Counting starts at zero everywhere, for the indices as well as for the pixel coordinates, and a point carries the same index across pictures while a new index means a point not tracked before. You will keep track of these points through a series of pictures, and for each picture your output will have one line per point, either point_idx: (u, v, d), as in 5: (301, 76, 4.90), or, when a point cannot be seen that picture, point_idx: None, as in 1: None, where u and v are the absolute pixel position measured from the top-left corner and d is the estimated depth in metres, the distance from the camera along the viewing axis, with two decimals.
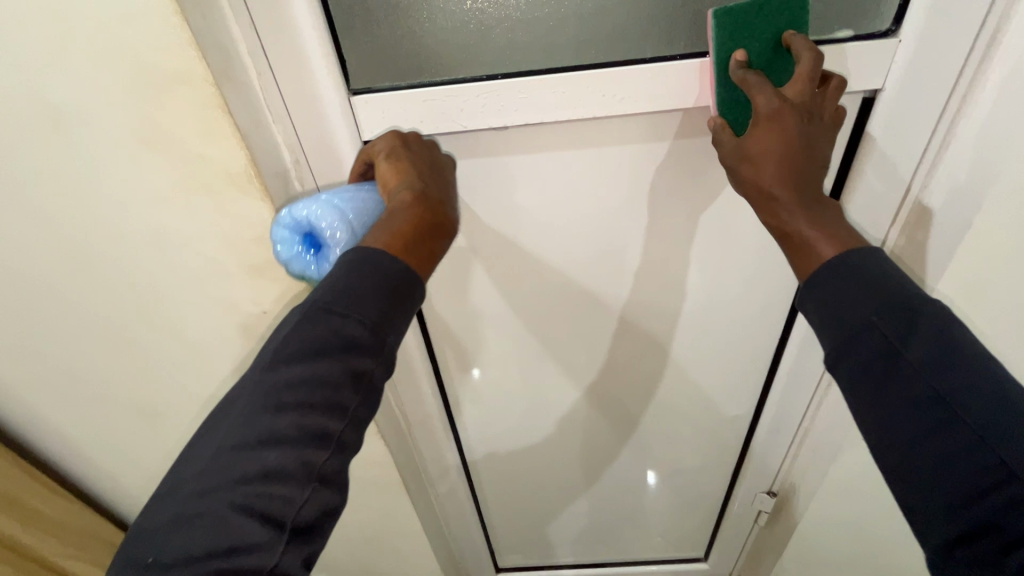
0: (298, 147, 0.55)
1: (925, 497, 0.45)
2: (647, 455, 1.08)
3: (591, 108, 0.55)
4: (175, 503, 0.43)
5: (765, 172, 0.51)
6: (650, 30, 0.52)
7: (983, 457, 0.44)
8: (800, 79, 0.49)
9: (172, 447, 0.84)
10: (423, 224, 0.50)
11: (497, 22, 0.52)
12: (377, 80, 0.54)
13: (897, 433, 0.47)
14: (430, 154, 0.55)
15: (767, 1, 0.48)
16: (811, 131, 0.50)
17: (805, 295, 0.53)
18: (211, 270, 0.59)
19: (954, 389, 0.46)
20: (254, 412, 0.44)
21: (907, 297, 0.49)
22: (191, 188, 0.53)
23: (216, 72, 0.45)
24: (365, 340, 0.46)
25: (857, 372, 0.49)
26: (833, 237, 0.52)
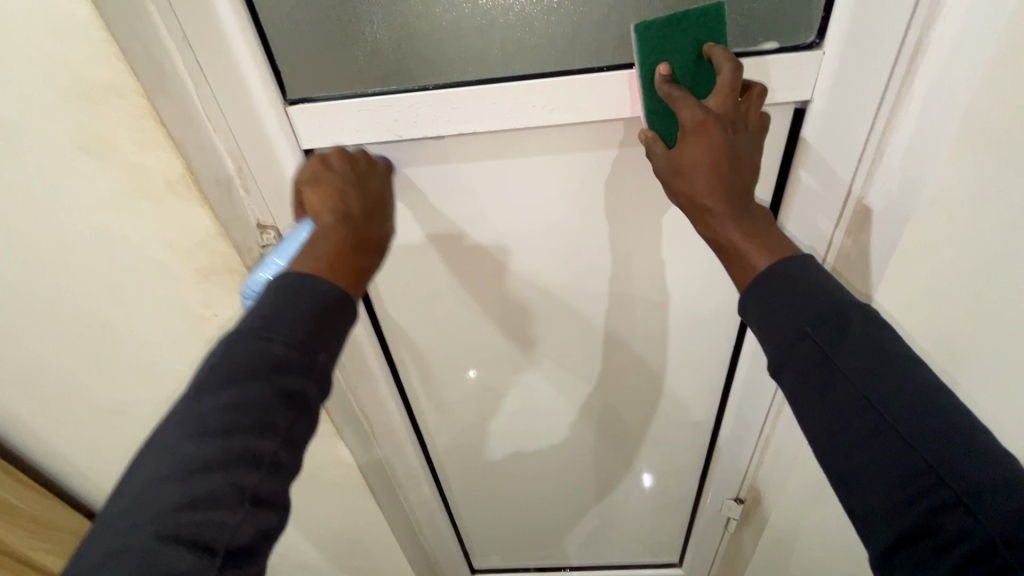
0: (240, 155, 0.57)
1: (860, 504, 0.44)
2: (614, 458, 1.09)
3: (523, 118, 0.56)
4: (97, 543, 0.39)
5: (697, 183, 0.50)
6: (578, 42, 0.53)
7: (911, 463, 0.42)
8: (722, 89, 0.49)
9: (136, 447, 0.85)
10: (346, 244, 0.52)
11: (426, 34, 0.53)
12: (313, 90, 0.55)
13: (834, 443, 0.45)
14: (356, 172, 0.56)
15: (684, 15, 0.49)
16: (736, 140, 0.50)
17: (747, 305, 0.49)
18: (159, 274, 0.61)
19: (887, 395, 0.43)
20: (181, 440, 0.42)
21: (839, 303, 0.47)
22: (132, 195, 0.54)
23: (148, 85, 0.47)
24: (290, 360, 0.45)
25: (798, 379, 0.46)
26: (767, 248, 0.50)
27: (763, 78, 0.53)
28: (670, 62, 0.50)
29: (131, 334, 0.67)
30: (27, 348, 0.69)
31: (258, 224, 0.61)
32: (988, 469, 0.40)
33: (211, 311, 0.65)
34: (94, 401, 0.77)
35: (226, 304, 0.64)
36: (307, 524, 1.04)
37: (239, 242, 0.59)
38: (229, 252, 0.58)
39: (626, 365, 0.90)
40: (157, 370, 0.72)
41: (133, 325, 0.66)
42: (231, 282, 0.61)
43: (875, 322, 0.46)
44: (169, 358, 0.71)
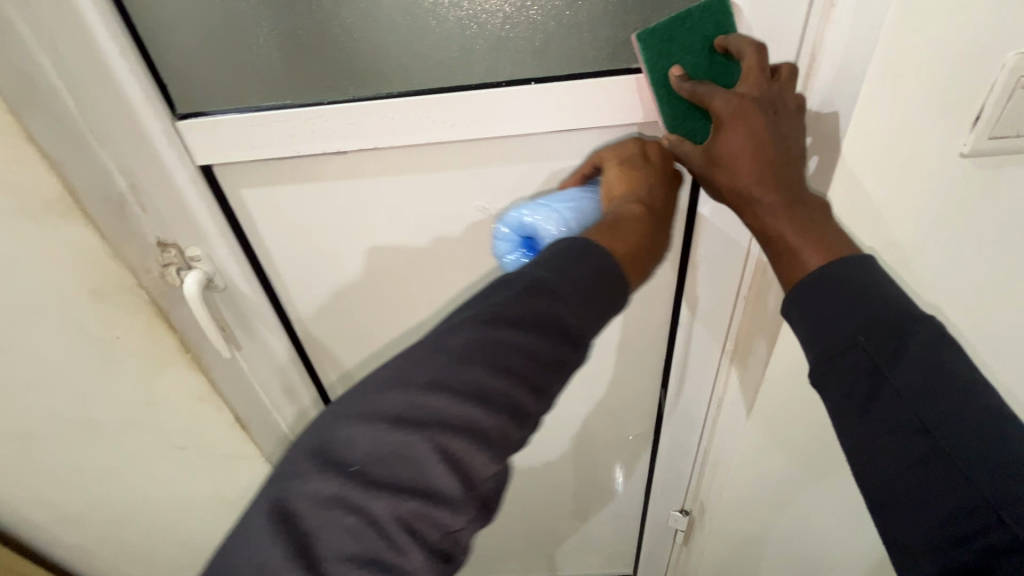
0: (131, 171, 0.54)
1: (906, 530, 0.43)
2: (559, 469, 1.08)
3: (422, 131, 0.54)
4: (375, 425, 0.40)
5: (742, 174, 0.48)
6: (475, 55, 0.52)
7: (966, 496, 0.41)
8: (750, 73, 0.47)
9: (43, 472, 0.80)
10: (645, 233, 0.50)
11: (307, 35, 0.50)
12: (204, 105, 0.53)
13: (878, 461, 0.45)
14: (667, 170, 0.55)
15: (687, 15, 0.48)
16: (780, 123, 0.48)
17: (799, 314, 0.49)
18: (48, 295, 0.57)
19: (943, 421, 0.43)
20: (466, 360, 0.41)
21: (894, 319, 0.46)
22: (9, 211, 0.50)
23: (14, 100, 0.44)
24: (574, 328, 0.44)
25: (845, 393, 0.46)
26: (819, 244, 0.48)
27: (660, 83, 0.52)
28: (682, 63, 0.49)
29: (21, 359, 0.63)
30: None
31: (158, 241, 0.58)
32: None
33: (114, 330, 0.61)
34: None
35: (129, 323, 0.61)
36: None
37: (135, 263, 0.57)
38: (121, 271, 0.56)
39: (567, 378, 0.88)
40: (58, 395, 0.68)
41: (19, 350, 0.62)
42: (133, 300, 0.59)
43: (930, 345, 0.44)
44: (68, 381, 0.66)
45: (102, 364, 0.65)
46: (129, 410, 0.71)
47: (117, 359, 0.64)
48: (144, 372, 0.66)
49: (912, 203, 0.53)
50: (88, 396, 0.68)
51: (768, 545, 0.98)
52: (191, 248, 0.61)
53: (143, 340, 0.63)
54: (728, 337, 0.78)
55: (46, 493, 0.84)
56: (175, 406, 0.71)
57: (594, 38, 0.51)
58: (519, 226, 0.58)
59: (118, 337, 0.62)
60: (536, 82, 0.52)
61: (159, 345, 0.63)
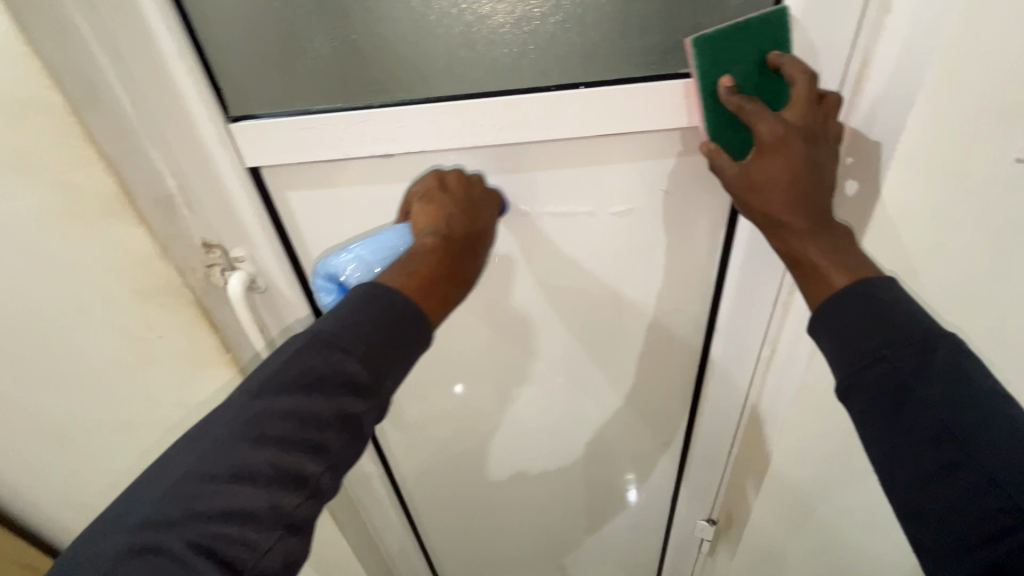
0: (182, 173, 0.55)
1: (934, 536, 0.43)
2: (586, 477, 1.07)
3: (468, 137, 0.55)
4: (124, 532, 0.41)
5: (773, 198, 0.49)
6: (525, 60, 0.52)
7: (993, 499, 0.41)
8: (799, 101, 0.48)
9: (78, 473, 0.81)
10: (442, 265, 0.50)
11: (361, 39, 0.51)
12: (258, 108, 0.54)
13: (910, 475, 0.44)
14: (467, 198, 0.56)
15: (747, 24, 0.48)
16: (817, 153, 0.48)
17: (823, 327, 0.49)
18: (95, 296, 0.58)
19: (973, 432, 0.42)
20: (227, 441, 0.43)
21: (922, 332, 0.45)
22: (67, 211, 0.51)
23: (75, 102, 0.45)
24: (359, 380, 0.45)
25: (870, 405, 0.45)
26: (844, 265, 0.49)
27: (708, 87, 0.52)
28: (733, 74, 0.49)
29: (67, 359, 0.64)
30: None
31: (203, 243, 0.59)
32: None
33: (156, 331, 0.62)
34: (24, 428, 0.72)
35: (172, 323, 0.61)
36: None
37: (181, 263, 0.57)
38: (170, 272, 0.57)
39: (598, 385, 0.87)
40: (99, 395, 0.69)
41: (65, 348, 0.63)
42: (176, 301, 0.59)
43: (955, 357, 0.44)
44: (108, 381, 0.67)
45: (143, 364, 0.65)
46: (166, 411, 0.71)
47: (158, 360, 0.65)
48: (185, 372, 0.67)
49: (954, 206, 0.54)
50: (129, 396, 0.69)
51: (799, 555, 0.97)
52: (235, 250, 0.62)
53: (186, 341, 0.63)
54: (766, 341, 0.76)
55: (79, 496, 0.85)
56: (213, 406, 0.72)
57: (644, 44, 0.52)
58: (328, 276, 0.56)
59: (161, 337, 0.63)
60: (585, 87, 0.53)
61: (199, 346, 0.64)
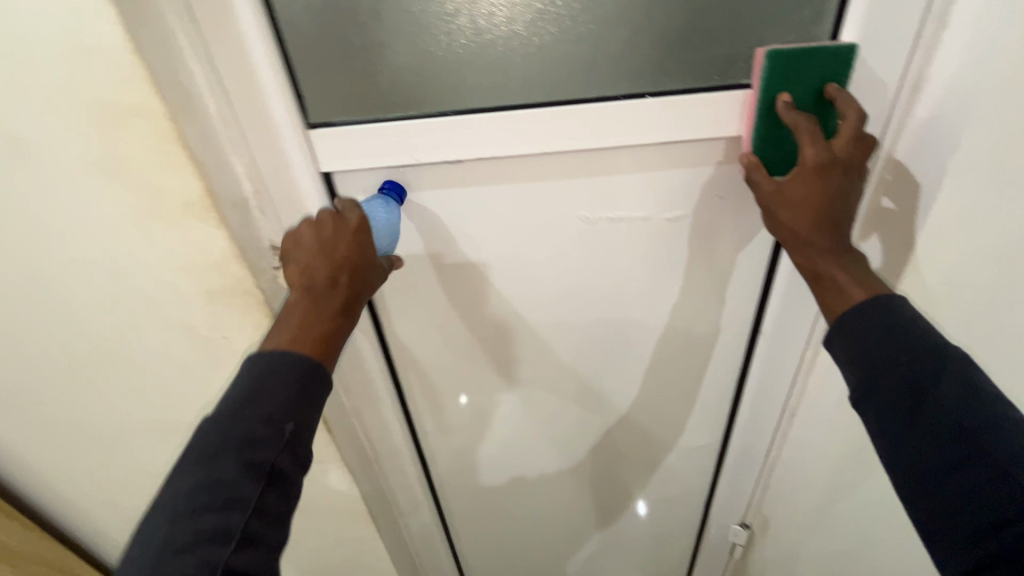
0: (259, 177, 0.57)
1: (945, 527, 0.44)
2: (620, 484, 1.07)
3: (536, 143, 0.58)
4: None
5: (802, 217, 0.54)
6: (593, 71, 0.55)
7: (1004, 492, 0.42)
8: (845, 133, 0.51)
9: (127, 475, 0.82)
10: (312, 313, 0.52)
11: (437, 53, 0.54)
12: (336, 115, 0.57)
13: (930, 474, 0.45)
14: (321, 240, 0.53)
15: (817, 51, 0.51)
16: (849, 184, 0.53)
17: (840, 337, 0.52)
18: (167, 298, 0.60)
19: (992, 433, 0.44)
20: (148, 533, 0.43)
21: (937, 341, 0.48)
22: (151, 214, 0.53)
23: (172, 107, 0.48)
24: (258, 431, 0.46)
25: (893, 402, 0.48)
26: (862, 282, 0.53)
27: None
28: (792, 93, 0.53)
29: (134, 358, 0.65)
30: (28, 376, 0.67)
31: (272, 247, 0.60)
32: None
33: (222, 331, 0.63)
34: (84, 428, 0.74)
35: (239, 324, 0.63)
36: (298, 555, 0.99)
37: (255, 264, 0.59)
38: (243, 274, 0.58)
39: (638, 389, 0.88)
40: (159, 395, 0.70)
41: (133, 349, 0.64)
42: (245, 302, 0.61)
43: (971, 365, 0.47)
44: (169, 381, 0.68)
45: (205, 365, 0.67)
46: None
47: (220, 361, 0.66)
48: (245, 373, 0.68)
49: None
50: (187, 397, 0.70)
51: None
52: None
53: (248, 342, 0.65)
54: (811, 342, 0.76)
55: (127, 497, 0.86)
56: None
57: (705, 57, 0.54)
58: None
59: (225, 338, 0.64)
60: (652, 96, 0.55)
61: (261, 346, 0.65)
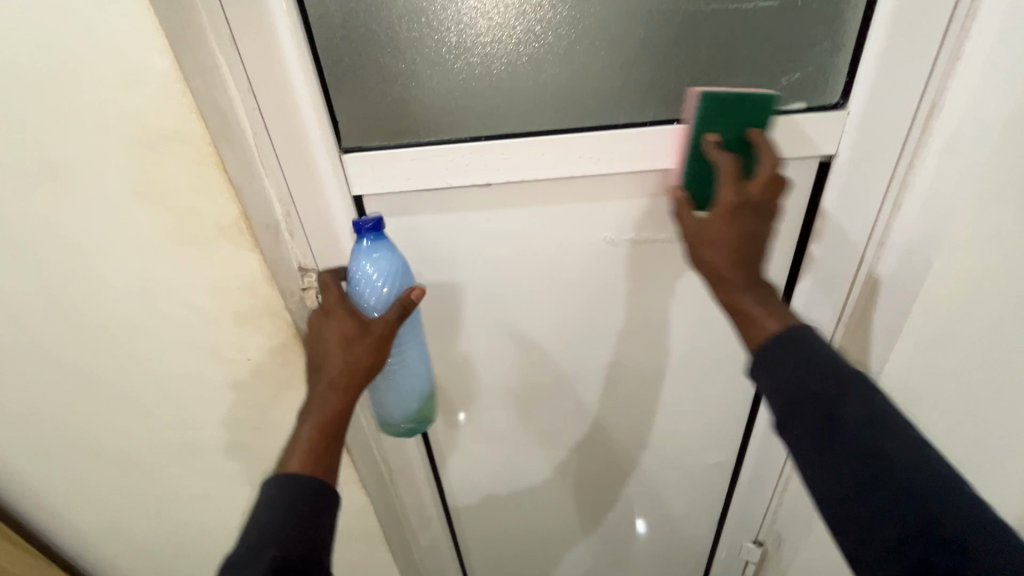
0: (289, 200, 0.58)
1: (868, 554, 0.43)
2: (633, 504, 1.06)
3: (568, 168, 0.59)
4: None
5: (717, 256, 0.53)
6: (621, 99, 0.57)
7: (914, 518, 0.41)
8: (761, 175, 0.51)
9: (137, 499, 0.80)
10: (315, 401, 0.57)
11: (470, 82, 0.55)
12: (370, 139, 0.58)
13: (843, 497, 0.44)
14: (316, 330, 0.59)
15: (750, 94, 0.52)
16: (760, 225, 0.52)
17: (758, 364, 0.50)
18: (193, 320, 0.60)
19: (897, 454, 0.43)
20: None
21: (842, 362, 0.48)
22: (183, 237, 0.54)
23: (215, 133, 0.48)
24: (244, 555, 0.46)
25: (807, 433, 0.46)
26: (776, 313, 0.51)
27: (789, 133, 0.58)
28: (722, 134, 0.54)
29: (155, 380, 0.65)
30: (46, 397, 0.66)
31: (299, 268, 0.62)
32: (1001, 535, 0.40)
33: (247, 353, 0.63)
34: (100, 451, 0.73)
35: (265, 346, 0.63)
36: None
37: (283, 285, 0.60)
38: (273, 296, 0.58)
39: (655, 408, 0.89)
40: (177, 417, 0.69)
41: (156, 370, 0.64)
42: (272, 323, 0.61)
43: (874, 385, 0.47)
44: (189, 403, 0.68)
45: (227, 386, 0.66)
46: (239, 433, 0.72)
47: (244, 383, 0.66)
48: (268, 394, 0.67)
49: None
50: (205, 419, 0.70)
51: None
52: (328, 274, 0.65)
53: (273, 363, 0.64)
54: None
55: (136, 521, 0.84)
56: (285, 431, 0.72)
57: (730, 85, 0.56)
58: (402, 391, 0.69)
59: (249, 359, 0.64)
60: (680, 122, 0.57)
61: (286, 368, 0.65)
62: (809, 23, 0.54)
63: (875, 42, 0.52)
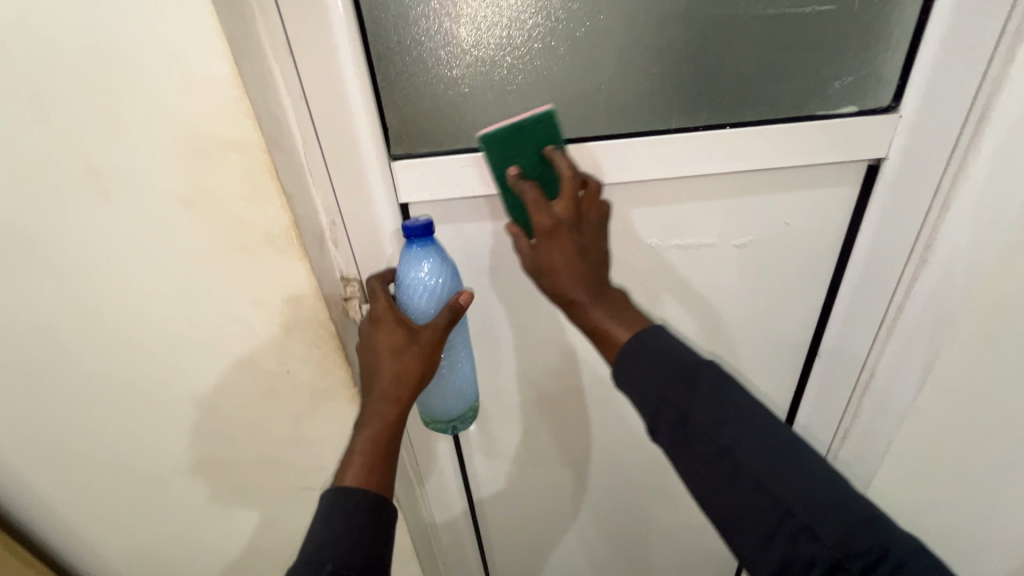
0: (335, 208, 0.57)
1: (747, 545, 0.44)
2: (660, 522, 1.03)
3: (619, 173, 0.58)
4: None
5: (562, 279, 0.52)
6: (671, 104, 0.56)
7: (775, 507, 0.43)
8: (565, 194, 0.51)
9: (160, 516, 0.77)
10: (369, 413, 0.55)
11: (518, 88, 0.55)
12: (418, 146, 0.57)
13: (711, 495, 0.45)
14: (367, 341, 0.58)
15: (524, 122, 0.50)
16: (583, 238, 0.52)
17: (619, 378, 0.50)
18: (233, 331, 0.58)
19: (747, 447, 0.44)
20: None
21: (691, 359, 0.48)
22: (228, 246, 0.52)
23: (268, 139, 0.47)
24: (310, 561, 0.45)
25: (675, 437, 0.47)
26: (627, 322, 0.51)
27: (845, 138, 0.56)
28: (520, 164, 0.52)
29: (190, 393, 0.63)
30: (75, 411, 0.64)
31: (342, 277, 0.61)
32: (850, 514, 0.42)
33: (286, 364, 0.61)
34: (127, 466, 0.71)
35: (305, 357, 0.61)
36: None
37: (328, 294, 0.58)
38: (318, 306, 0.57)
39: None
40: (210, 430, 0.67)
41: (191, 382, 0.62)
42: (314, 334, 0.59)
43: (720, 377, 0.47)
44: (223, 416, 0.66)
45: (262, 398, 0.64)
46: (272, 447, 0.70)
47: (280, 395, 0.64)
48: (305, 406, 0.66)
49: None
50: (237, 432, 0.68)
51: None
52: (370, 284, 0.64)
53: (313, 375, 0.63)
54: (865, 366, 0.74)
55: (157, 540, 0.81)
56: (319, 445, 0.69)
57: (783, 89, 0.56)
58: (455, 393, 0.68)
59: (288, 371, 0.62)
60: (730, 127, 0.56)
61: (325, 380, 0.63)
62: (862, 26, 0.53)
63: (930, 46, 0.51)
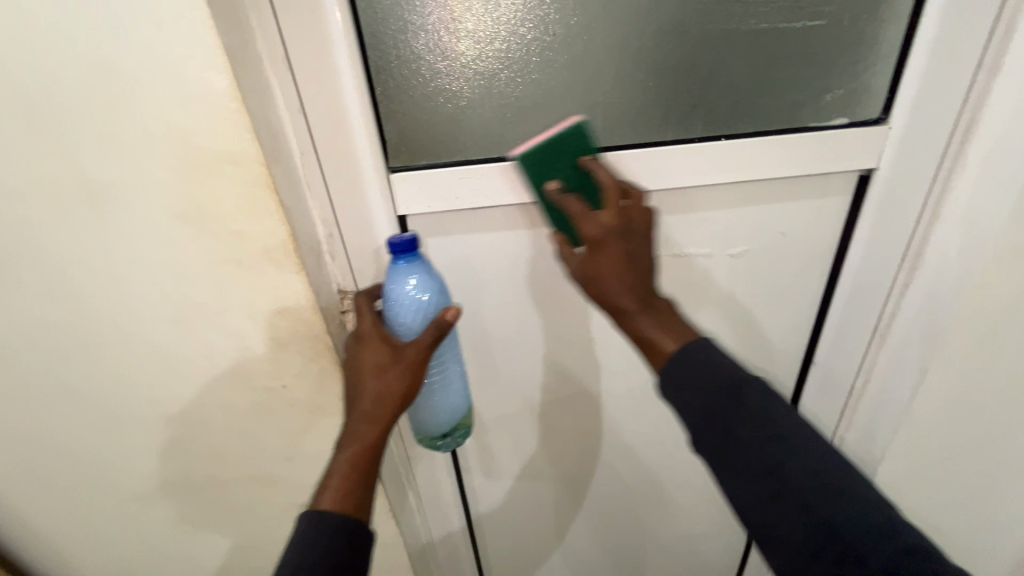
0: (333, 221, 0.57)
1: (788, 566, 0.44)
2: (662, 533, 1.02)
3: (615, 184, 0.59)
4: None
5: (612, 288, 0.51)
6: (666, 115, 0.57)
7: (818, 530, 0.42)
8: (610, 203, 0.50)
9: (151, 539, 0.75)
10: (351, 433, 0.55)
11: (515, 100, 0.55)
12: (416, 158, 0.57)
13: (754, 514, 0.45)
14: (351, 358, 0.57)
15: (562, 137, 0.52)
16: (634, 246, 0.51)
17: (665, 389, 0.49)
18: (228, 347, 0.57)
19: (795, 468, 0.44)
20: None
21: (741, 374, 0.47)
22: (224, 261, 0.52)
23: (266, 152, 0.47)
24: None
25: (718, 454, 0.46)
26: (675, 333, 0.50)
27: (836, 147, 0.58)
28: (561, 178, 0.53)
29: (183, 410, 0.62)
30: (64, 432, 0.63)
31: (339, 290, 0.61)
32: (900, 542, 0.41)
33: (283, 379, 0.61)
34: (117, 487, 0.69)
35: (302, 372, 0.60)
36: None
37: (325, 307, 0.58)
38: (315, 319, 0.56)
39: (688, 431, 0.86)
40: (204, 448, 0.66)
41: (185, 400, 0.61)
42: (311, 348, 0.58)
43: (768, 395, 0.47)
44: (217, 434, 0.65)
45: (258, 415, 0.63)
46: (267, 464, 0.68)
47: (275, 410, 0.63)
48: (302, 422, 0.65)
49: None
50: (232, 449, 0.66)
51: None
52: None
53: (309, 390, 0.62)
54: (858, 373, 0.75)
55: (147, 563, 0.79)
56: (315, 461, 0.68)
57: (776, 101, 0.57)
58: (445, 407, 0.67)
59: (285, 387, 0.61)
60: (726, 138, 0.58)
61: (323, 394, 0.62)
62: (852, 41, 0.54)
63: (917, 59, 0.53)
